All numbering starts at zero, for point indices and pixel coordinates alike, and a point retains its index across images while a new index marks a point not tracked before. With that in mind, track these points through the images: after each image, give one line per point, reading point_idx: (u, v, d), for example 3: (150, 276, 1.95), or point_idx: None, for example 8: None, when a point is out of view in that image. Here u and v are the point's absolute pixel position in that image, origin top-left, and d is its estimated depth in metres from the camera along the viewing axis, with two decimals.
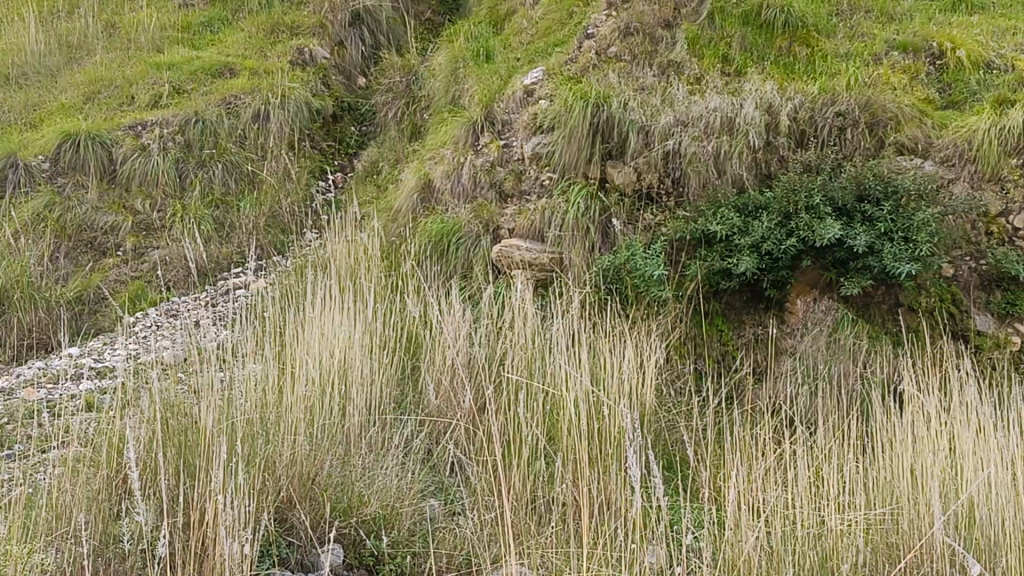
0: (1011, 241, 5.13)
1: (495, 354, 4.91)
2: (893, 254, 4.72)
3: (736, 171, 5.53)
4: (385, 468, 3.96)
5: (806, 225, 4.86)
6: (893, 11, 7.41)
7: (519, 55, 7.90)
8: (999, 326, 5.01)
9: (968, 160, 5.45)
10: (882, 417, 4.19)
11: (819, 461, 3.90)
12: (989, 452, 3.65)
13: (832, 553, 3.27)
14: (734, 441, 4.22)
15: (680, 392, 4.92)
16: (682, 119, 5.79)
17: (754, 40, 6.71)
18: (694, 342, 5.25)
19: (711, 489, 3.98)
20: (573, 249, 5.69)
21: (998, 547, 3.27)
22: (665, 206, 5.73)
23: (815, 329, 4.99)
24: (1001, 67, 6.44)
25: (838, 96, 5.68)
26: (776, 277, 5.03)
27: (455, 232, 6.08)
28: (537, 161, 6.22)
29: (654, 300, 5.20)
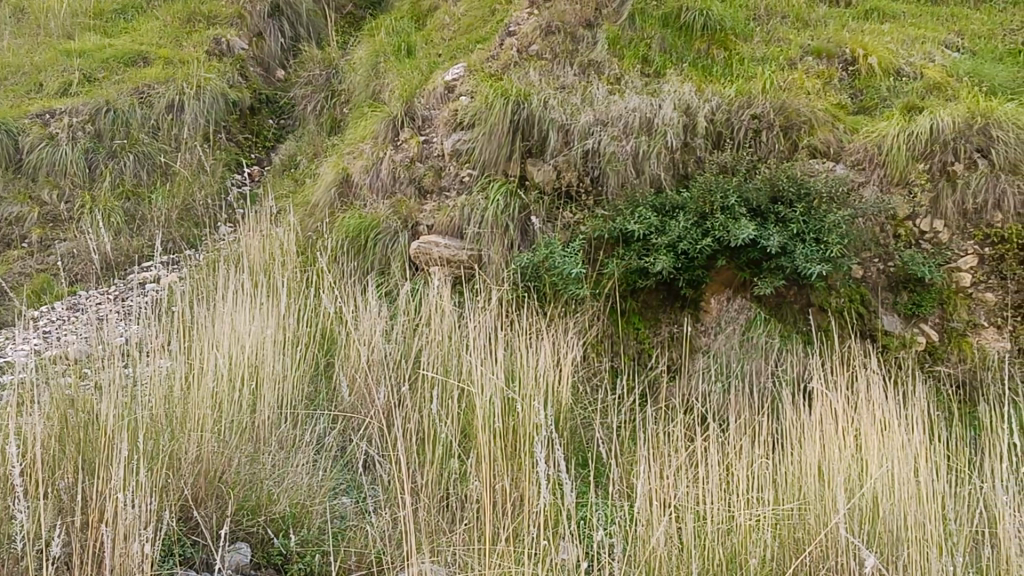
0: (918, 244, 5.07)
1: (410, 352, 4.73)
2: (805, 254, 4.64)
3: (654, 171, 5.41)
4: (295, 466, 3.72)
5: (722, 225, 4.75)
6: (808, 18, 7.42)
7: (440, 51, 7.73)
8: (905, 326, 4.92)
9: (879, 164, 5.35)
10: (792, 414, 4.10)
11: (729, 459, 3.80)
12: (892, 446, 3.60)
13: (740, 549, 3.21)
14: (651, 441, 4.04)
15: (596, 390, 4.78)
16: (601, 119, 5.68)
17: (674, 41, 6.74)
18: (611, 340, 5.08)
19: (622, 484, 3.91)
20: (492, 246, 5.50)
21: (900, 540, 3.24)
22: (585, 205, 5.55)
23: (728, 327, 4.89)
24: (911, 74, 6.39)
25: (754, 100, 5.62)
26: (692, 277, 4.91)
27: (373, 228, 5.83)
28: (456, 159, 6.02)
29: (571, 299, 5.04)
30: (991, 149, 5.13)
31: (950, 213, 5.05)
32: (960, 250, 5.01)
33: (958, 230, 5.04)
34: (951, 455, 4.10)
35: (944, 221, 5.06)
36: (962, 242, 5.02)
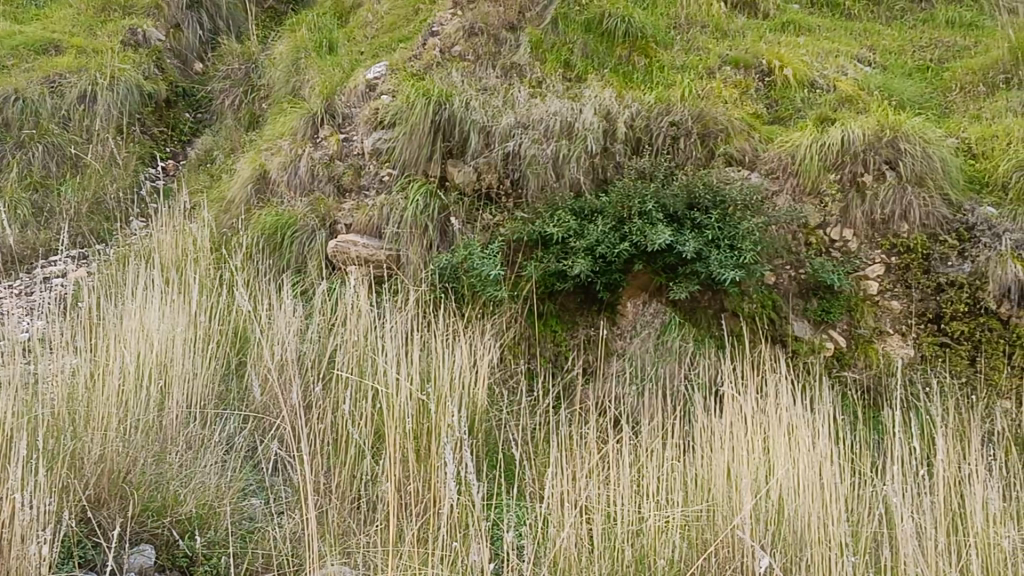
0: (828, 251, 5.17)
1: (325, 352, 4.63)
2: (719, 261, 4.69)
3: (574, 175, 5.45)
4: (204, 466, 3.58)
5: (639, 230, 4.79)
6: (728, 28, 7.54)
7: (362, 48, 7.66)
8: (815, 332, 4.96)
9: (792, 173, 5.44)
10: (704, 418, 4.14)
11: (643, 463, 3.81)
12: (799, 449, 3.69)
13: (649, 550, 3.32)
14: (563, 446, 4.07)
15: (512, 393, 4.71)
16: (523, 122, 5.70)
17: (596, 47, 6.74)
18: (528, 343, 5.08)
19: (533, 485, 3.94)
20: (411, 246, 5.43)
21: (804, 542, 3.37)
22: (505, 207, 5.57)
23: (644, 331, 4.93)
24: (824, 87, 6.54)
25: (673, 107, 5.66)
26: (609, 281, 4.91)
27: (290, 225, 5.68)
28: (376, 158, 5.93)
29: (489, 301, 4.99)
30: (899, 161, 5.26)
31: (858, 223, 5.18)
32: (868, 258, 5.12)
33: (866, 240, 5.17)
34: (855, 458, 4.19)
35: (853, 231, 5.19)
36: (870, 251, 5.13)
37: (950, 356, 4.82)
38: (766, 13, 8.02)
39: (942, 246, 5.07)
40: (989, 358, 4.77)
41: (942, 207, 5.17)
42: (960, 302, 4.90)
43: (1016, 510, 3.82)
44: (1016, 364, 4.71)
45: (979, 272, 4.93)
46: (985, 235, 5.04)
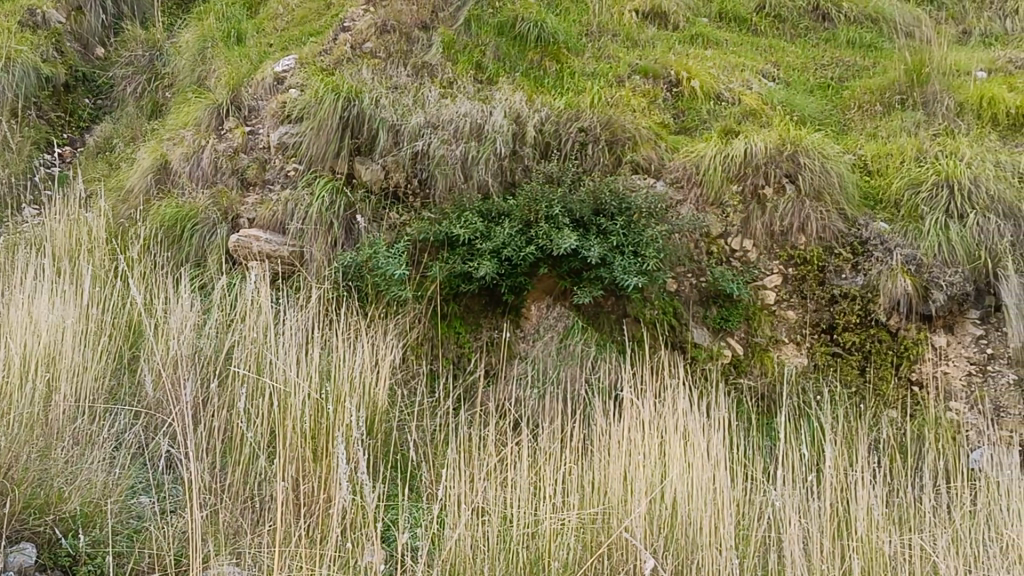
0: (729, 261, 5.21)
1: (222, 347, 4.48)
2: (623, 267, 4.68)
3: (481, 178, 5.39)
4: (91, 463, 3.47)
5: (545, 234, 4.77)
6: (638, 37, 7.60)
7: (271, 41, 7.55)
8: (713, 339, 5.02)
9: (695, 184, 5.48)
10: (603, 423, 4.17)
11: (541, 466, 3.88)
12: (695, 453, 3.81)
13: (545, 550, 3.43)
14: (462, 446, 4.06)
15: (412, 394, 4.68)
16: (432, 122, 5.65)
17: (507, 51, 6.75)
18: (431, 343, 4.99)
19: (429, 489, 3.89)
20: (315, 243, 5.29)
21: (696, 546, 3.52)
22: (411, 207, 5.49)
23: (547, 335, 4.89)
24: (730, 99, 6.59)
25: (582, 113, 5.67)
26: (514, 284, 4.86)
27: (190, 217, 5.52)
28: (283, 152, 5.80)
29: (393, 300, 4.92)
30: (798, 175, 5.36)
31: (758, 233, 5.23)
32: (766, 268, 5.17)
33: (765, 250, 5.22)
34: (748, 464, 4.24)
35: (753, 241, 5.24)
36: (769, 261, 5.19)
37: (841, 365, 4.93)
38: (675, 25, 8.05)
39: (837, 259, 5.16)
40: (878, 368, 4.90)
41: (838, 220, 5.25)
42: (853, 313, 5.00)
43: (898, 515, 3.93)
44: (903, 374, 4.87)
45: (871, 285, 5.03)
46: (877, 249, 5.14)
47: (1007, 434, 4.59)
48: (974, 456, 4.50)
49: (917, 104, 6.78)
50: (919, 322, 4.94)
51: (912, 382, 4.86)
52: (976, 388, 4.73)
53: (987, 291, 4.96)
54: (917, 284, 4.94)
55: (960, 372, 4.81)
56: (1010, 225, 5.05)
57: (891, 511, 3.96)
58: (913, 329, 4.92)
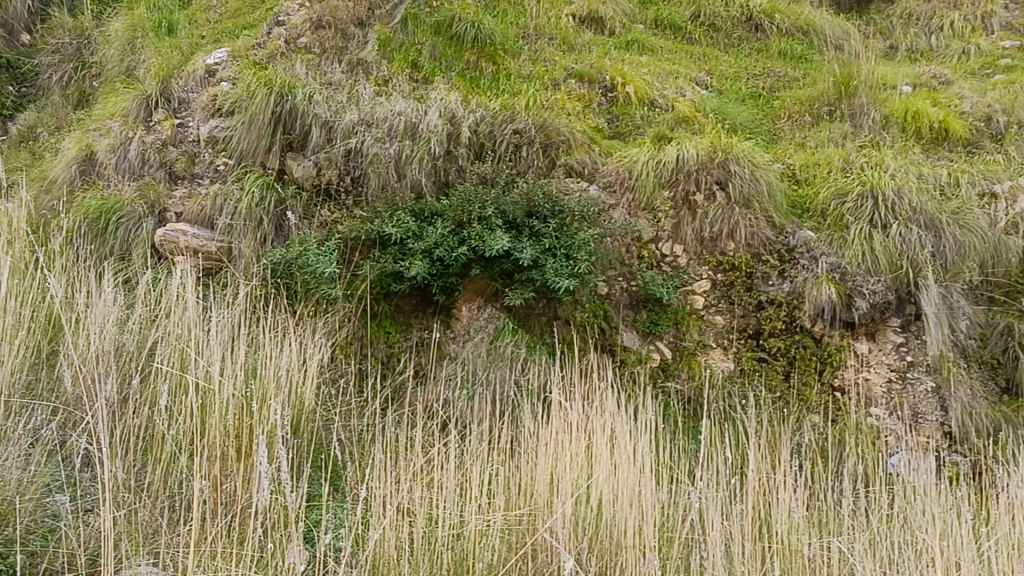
0: (659, 266, 5.20)
1: (146, 344, 4.29)
2: (555, 269, 4.68)
3: (415, 177, 5.32)
4: (5, 459, 3.36)
5: (477, 235, 4.72)
6: (574, 42, 7.55)
7: (204, 33, 7.40)
8: (642, 343, 5.01)
9: (628, 188, 5.44)
10: (530, 423, 4.13)
11: (467, 468, 3.86)
12: (622, 454, 3.82)
13: (469, 552, 3.45)
14: (388, 447, 3.98)
15: (341, 393, 4.59)
16: (366, 120, 5.54)
17: (444, 51, 6.70)
18: (360, 342, 4.91)
19: (354, 490, 3.82)
20: (243, 239, 5.16)
21: (619, 547, 3.57)
22: (344, 204, 5.38)
23: (477, 336, 4.87)
24: (663, 106, 6.64)
25: (517, 115, 5.62)
26: (446, 284, 4.81)
27: (116, 210, 5.29)
28: (213, 146, 5.68)
29: (323, 298, 4.81)
30: (728, 182, 5.38)
31: (688, 239, 5.25)
32: (696, 274, 5.20)
33: (695, 256, 5.25)
34: (673, 467, 4.25)
35: (683, 246, 5.25)
36: (698, 267, 5.22)
37: (767, 371, 4.97)
38: (612, 30, 8.04)
39: (765, 265, 5.22)
40: (802, 374, 4.95)
41: (766, 228, 5.30)
42: (779, 319, 5.06)
43: (817, 518, 3.98)
44: (826, 381, 4.93)
45: (797, 292, 5.11)
46: (803, 257, 5.20)
47: (924, 440, 4.68)
48: (891, 462, 4.58)
49: (845, 116, 6.86)
50: (843, 329, 5.02)
51: (834, 388, 4.92)
52: (896, 395, 4.81)
53: (908, 300, 5.04)
54: (841, 292, 5.01)
55: (880, 379, 4.88)
56: (931, 237, 5.15)
57: (811, 514, 4.00)
58: (837, 335, 5.00)
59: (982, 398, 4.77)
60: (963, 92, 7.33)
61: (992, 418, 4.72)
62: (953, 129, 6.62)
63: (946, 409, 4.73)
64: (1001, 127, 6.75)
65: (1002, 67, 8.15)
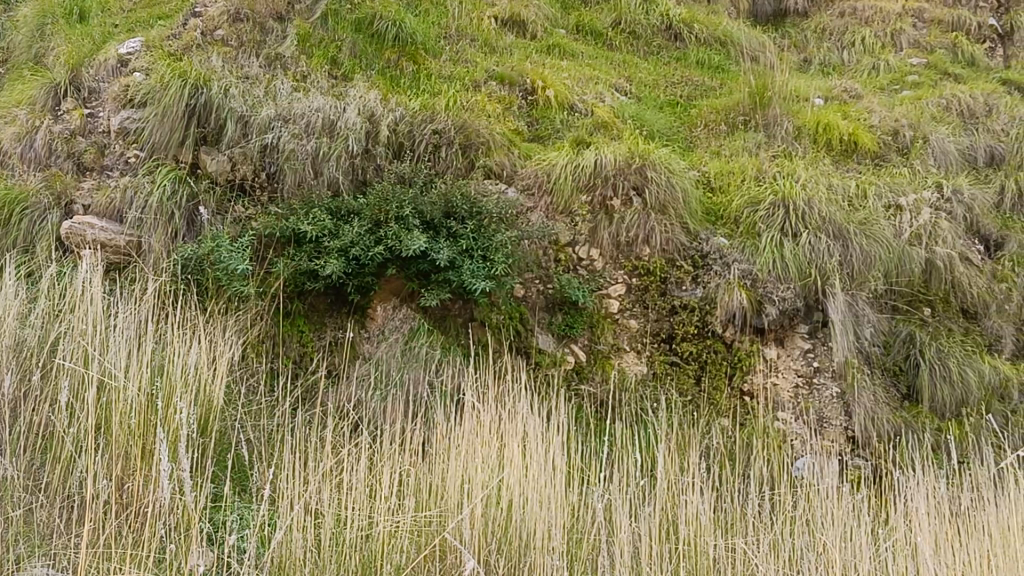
0: (575, 269, 5.19)
1: (48, 339, 4.04)
2: (471, 271, 4.58)
3: (332, 174, 5.19)
4: None
5: (395, 235, 4.59)
6: (495, 44, 7.50)
7: (117, 21, 7.15)
8: (557, 345, 4.94)
9: (545, 192, 5.47)
10: (443, 424, 4.07)
11: (378, 469, 3.81)
12: (534, 456, 3.82)
13: (377, 555, 3.41)
14: (297, 448, 3.86)
15: (250, 392, 4.38)
16: (283, 115, 5.38)
17: (364, 49, 6.68)
18: (272, 341, 4.70)
19: (262, 488, 3.74)
20: (154, 233, 4.94)
21: (527, 547, 3.57)
22: (258, 201, 5.22)
23: (392, 336, 4.70)
24: (582, 111, 6.64)
25: (437, 116, 5.61)
26: (361, 284, 4.67)
27: (20, 201, 5.03)
28: (123, 137, 5.45)
29: (234, 296, 4.62)
30: (645, 188, 5.44)
31: (605, 244, 5.23)
32: (612, 278, 5.18)
33: (611, 260, 5.23)
34: (583, 468, 4.25)
35: (599, 250, 5.24)
36: (614, 271, 5.20)
37: (678, 375, 4.93)
38: (533, 34, 8.03)
39: (678, 271, 5.22)
40: (712, 378, 4.94)
41: (680, 234, 5.33)
42: (691, 324, 5.03)
43: (724, 520, 4.01)
44: (735, 385, 4.92)
45: (709, 298, 5.11)
46: (716, 263, 5.24)
47: (828, 444, 4.74)
48: (796, 465, 4.62)
49: (759, 126, 6.94)
50: (752, 335, 5.05)
51: (743, 393, 4.92)
52: (802, 399, 4.86)
53: (815, 307, 5.17)
54: (752, 298, 5.05)
55: (788, 385, 4.92)
56: (839, 246, 5.33)
57: (717, 516, 4.03)
58: (747, 341, 5.01)
59: (885, 405, 4.91)
60: (872, 106, 7.50)
61: (893, 423, 4.85)
62: (863, 141, 6.78)
63: (850, 415, 4.84)
64: (908, 141, 6.96)
65: (909, 83, 8.43)
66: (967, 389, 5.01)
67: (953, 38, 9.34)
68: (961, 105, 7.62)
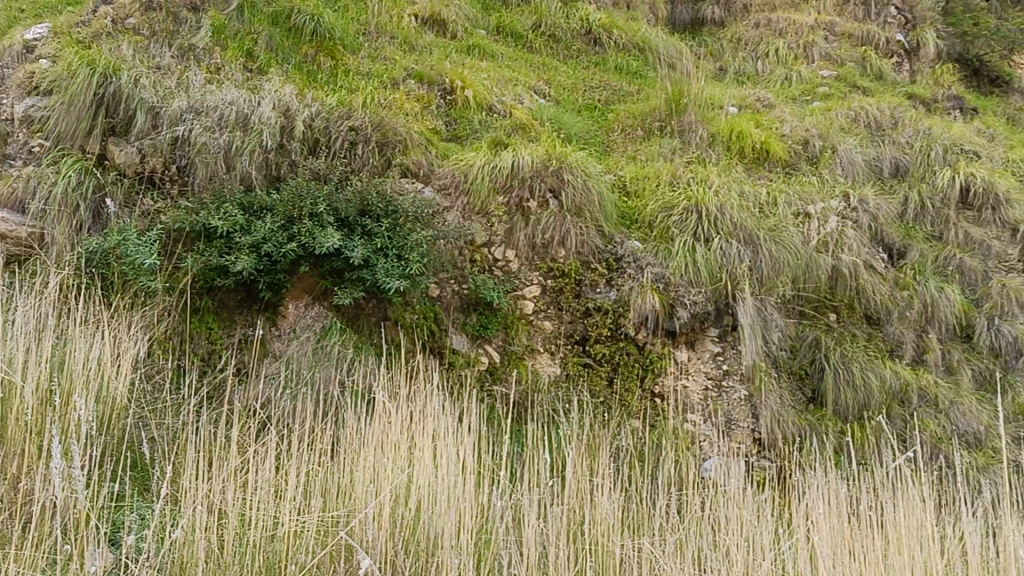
0: (491, 270, 5.10)
1: None
2: (385, 269, 4.47)
3: (245, 169, 4.98)
4: None
5: (308, 232, 4.42)
6: (415, 43, 7.40)
7: (22, 5, 6.85)
8: (471, 346, 4.83)
9: (462, 192, 5.40)
10: (353, 422, 3.94)
11: (285, 467, 3.67)
12: (445, 454, 3.72)
13: (282, 556, 3.28)
14: (202, 448, 3.66)
15: (156, 390, 4.17)
16: (195, 108, 5.18)
17: (281, 42, 6.45)
18: (180, 338, 4.47)
19: (165, 487, 3.53)
20: (57, 225, 4.67)
21: (436, 546, 3.47)
22: (168, 194, 5.00)
23: (303, 335, 4.50)
24: (501, 112, 6.58)
25: (354, 113, 5.46)
26: (273, 281, 4.48)
27: None
28: (27, 126, 5.19)
29: (141, 291, 4.40)
30: (561, 190, 5.41)
31: (521, 244, 5.19)
32: (527, 279, 5.12)
33: (526, 261, 5.18)
34: (495, 468, 4.14)
35: (515, 251, 5.18)
36: (529, 272, 5.15)
37: (591, 376, 4.88)
38: (453, 34, 7.96)
39: (593, 274, 5.21)
40: (624, 380, 4.91)
41: (595, 237, 5.31)
42: (604, 326, 5.03)
43: (633, 521, 3.97)
44: (647, 387, 4.91)
45: (623, 300, 5.11)
46: (630, 266, 5.26)
47: (737, 445, 4.74)
48: (705, 466, 4.58)
49: (674, 132, 7.01)
50: (664, 338, 5.05)
51: (655, 395, 4.90)
52: (712, 402, 4.86)
53: (725, 311, 5.22)
54: (664, 302, 5.08)
55: (698, 387, 4.91)
56: (749, 252, 5.42)
57: (625, 517, 3.98)
58: (659, 343, 5.02)
59: (791, 407, 4.95)
60: (784, 115, 7.58)
61: (799, 425, 4.90)
62: (774, 149, 6.83)
63: (757, 417, 4.84)
64: (817, 150, 7.07)
65: (819, 94, 8.58)
66: (869, 392, 5.09)
67: (863, 52, 9.54)
68: (868, 117, 7.77)
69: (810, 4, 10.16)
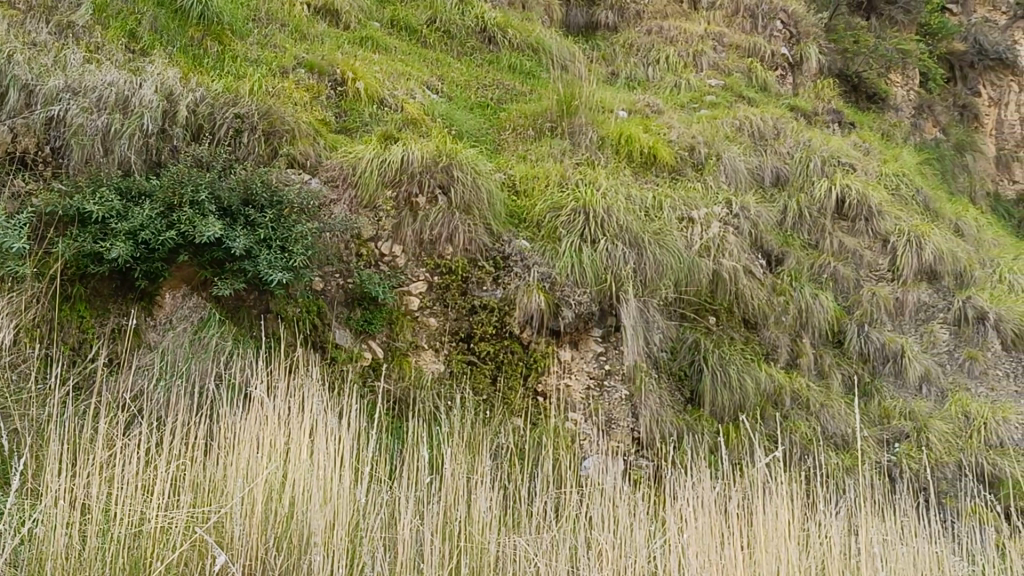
0: (377, 265, 4.93)
1: None
2: (269, 261, 4.24)
3: (123, 153, 4.66)
4: None
5: (189, 220, 4.13)
6: (307, 31, 7.22)
7: None
8: (354, 341, 4.68)
9: (350, 185, 5.21)
10: (228, 416, 3.75)
11: (156, 460, 3.47)
12: (321, 448, 3.57)
13: (145, 553, 3.09)
14: (63, 441, 3.36)
15: (20, 382, 3.83)
16: (72, 87, 4.81)
17: (166, 24, 6.18)
18: (48, 326, 4.08)
19: (25, 483, 3.23)
20: None
21: (309, 543, 3.33)
22: (40, 176, 4.54)
23: (179, 326, 4.25)
24: (393, 106, 6.48)
25: (240, 99, 5.24)
26: (150, 270, 4.16)
27: None
28: None
29: (8, 276, 4.00)
30: (450, 187, 5.31)
31: (408, 240, 5.04)
32: (413, 275, 4.97)
33: (413, 257, 5.03)
34: (379, 461, 4.02)
35: (402, 247, 5.03)
36: (415, 268, 5.00)
37: (474, 374, 4.78)
38: (346, 25, 7.80)
39: (479, 271, 5.09)
40: (507, 378, 4.83)
41: (483, 235, 5.23)
42: (489, 325, 4.91)
43: (510, 518, 3.89)
44: (529, 386, 4.84)
45: (509, 299, 5.01)
46: (517, 265, 5.17)
47: (617, 444, 4.72)
48: (585, 464, 4.56)
49: (565, 133, 6.97)
50: (548, 337, 5.01)
51: (537, 393, 4.85)
52: (593, 401, 4.85)
53: (609, 313, 5.19)
54: (549, 301, 5.03)
55: (580, 385, 4.90)
56: (633, 254, 5.45)
57: (504, 514, 3.90)
58: (543, 342, 4.97)
59: (668, 407, 5.03)
60: (672, 122, 7.66)
61: (676, 426, 4.98)
62: (661, 155, 6.93)
63: (637, 416, 4.88)
64: (703, 158, 7.16)
65: (707, 103, 8.70)
66: (744, 394, 5.24)
67: (750, 63, 9.70)
68: (752, 127, 7.90)
69: (700, 13, 10.31)
